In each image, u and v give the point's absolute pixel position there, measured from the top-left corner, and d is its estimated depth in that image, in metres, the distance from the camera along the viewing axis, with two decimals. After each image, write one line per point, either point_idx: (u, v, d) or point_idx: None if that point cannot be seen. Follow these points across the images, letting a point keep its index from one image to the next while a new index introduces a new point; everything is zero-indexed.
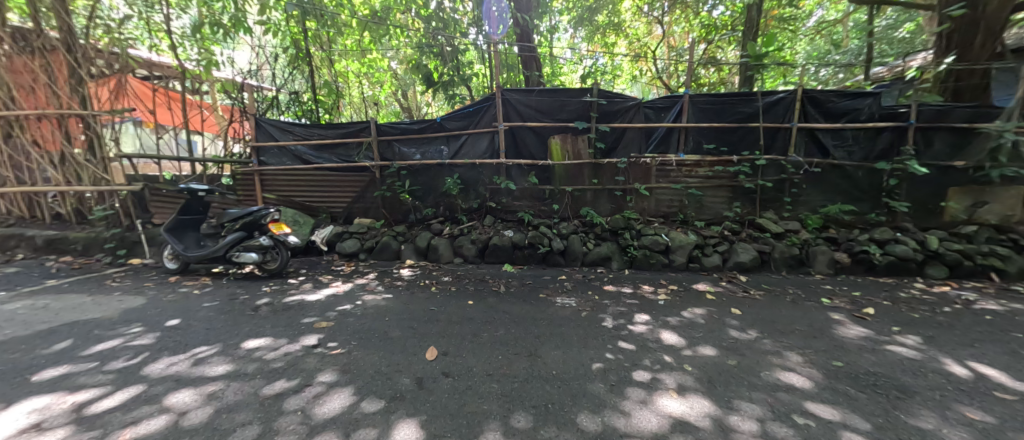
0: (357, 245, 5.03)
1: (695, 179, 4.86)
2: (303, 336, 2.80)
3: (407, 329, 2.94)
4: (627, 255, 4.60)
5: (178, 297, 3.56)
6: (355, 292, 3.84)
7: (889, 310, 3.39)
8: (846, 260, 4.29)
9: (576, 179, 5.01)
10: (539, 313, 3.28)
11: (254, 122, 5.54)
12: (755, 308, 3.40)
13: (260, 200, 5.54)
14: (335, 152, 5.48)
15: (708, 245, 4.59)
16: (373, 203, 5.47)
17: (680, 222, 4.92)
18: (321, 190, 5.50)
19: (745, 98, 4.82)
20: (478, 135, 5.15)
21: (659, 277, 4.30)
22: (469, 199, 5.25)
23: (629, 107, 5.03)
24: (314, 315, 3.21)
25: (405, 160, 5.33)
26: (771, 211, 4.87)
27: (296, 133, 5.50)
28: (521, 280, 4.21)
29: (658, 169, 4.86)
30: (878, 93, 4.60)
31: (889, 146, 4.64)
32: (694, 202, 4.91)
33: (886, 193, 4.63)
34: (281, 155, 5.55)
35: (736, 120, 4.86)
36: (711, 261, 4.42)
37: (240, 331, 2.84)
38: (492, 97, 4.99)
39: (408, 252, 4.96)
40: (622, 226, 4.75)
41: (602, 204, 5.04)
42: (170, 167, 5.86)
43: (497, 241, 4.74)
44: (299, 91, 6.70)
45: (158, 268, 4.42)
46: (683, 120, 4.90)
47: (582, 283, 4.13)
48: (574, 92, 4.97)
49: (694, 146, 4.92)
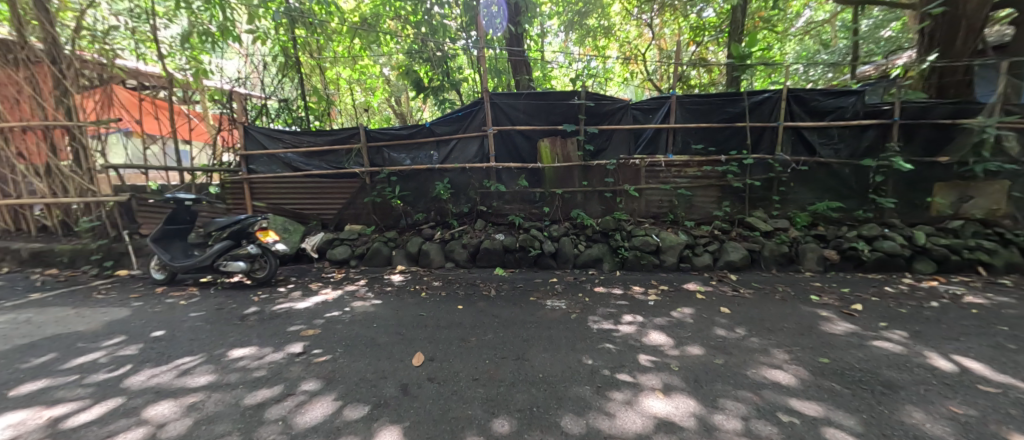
0: (348, 251, 5.02)
1: (685, 179, 4.87)
2: (289, 344, 2.76)
3: (395, 335, 2.91)
4: (618, 256, 4.61)
5: (164, 308, 3.52)
6: (344, 299, 3.81)
7: (877, 305, 3.41)
8: (835, 257, 4.32)
9: (566, 182, 5.02)
10: (529, 316, 3.26)
11: (243, 130, 5.52)
12: (745, 306, 3.40)
13: (250, 209, 5.50)
14: (324, 159, 5.47)
15: (698, 244, 4.61)
16: (364, 209, 5.46)
17: (671, 223, 4.92)
18: (311, 198, 5.50)
19: (731, 98, 4.80)
20: (467, 140, 5.15)
21: (650, 278, 4.30)
22: (460, 203, 5.23)
23: (617, 109, 5.00)
24: (301, 323, 3.17)
25: (395, 165, 5.32)
26: (760, 210, 4.87)
27: (286, 140, 5.49)
28: (512, 284, 4.20)
29: (647, 170, 4.89)
30: (863, 91, 4.62)
31: (875, 143, 4.68)
32: (684, 202, 4.91)
33: (873, 189, 4.66)
34: (270, 163, 5.53)
35: (723, 121, 4.86)
36: (701, 261, 4.45)
37: (224, 341, 2.80)
38: (480, 101, 4.99)
39: (399, 257, 4.96)
40: (612, 227, 4.76)
41: (592, 206, 5.04)
42: (156, 177, 5.77)
43: (488, 245, 4.74)
44: (289, 98, 6.66)
45: (145, 279, 4.37)
46: (671, 120, 4.89)
47: (573, 285, 4.12)
48: (563, 95, 4.96)
49: (682, 146, 4.92)
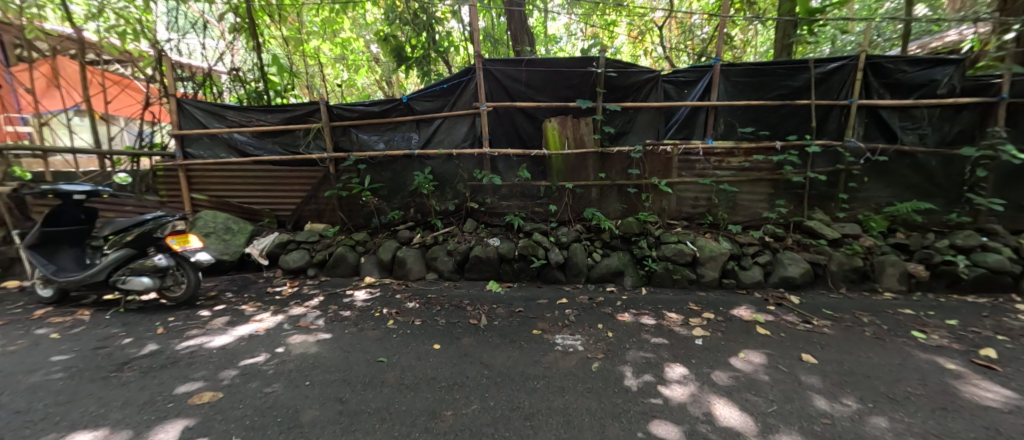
0: (305, 258, 4.02)
1: (728, 171, 3.84)
2: (157, 425, 1.74)
3: (330, 404, 1.91)
4: (643, 269, 3.65)
5: (22, 345, 2.51)
6: (281, 330, 2.81)
7: (1018, 350, 2.43)
8: (923, 274, 3.36)
9: (578, 173, 3.99)
10: (530, 367, 2.27)
11: (175, 104, 4.45)
12: (836, 352, 2.41)
13: (188, 204, 4.50)
14: (278, 142, 4.44)
15: (746, 255, 3.63)
16: (328, 205, 4.44)
17: (709, 226, 3.91)
18: (263, 191, 4.49)
19: (792, 68, 3.75)
20: (455, 119, 4.13)
21: (685, 299, 3.34)
22: (445, 199, 4.19)
23: (645, 81, 3.94)
24: (201, 378, 2.16)
25: (364, 150, 4.30)
26: (821, 211, 3.86)
27: (230, 118, 4.43)
28: (509, 308, 3.21)
29: (680, 160, 3.85)
30: (964, 59, 3.57)
31: (971, 128, 3.66)
32: (727, 200, 3.86)
33: (969, 187, 3.64)
34: (212, 146, 4.49)
35: (778, 97, 3.82)
36: (749, 277, 3.52)
37: (57, 420, 1.77)
38: (471, 69, 3.94)
39: (369, 266, 4.00)
40: (636, 232, 3.76)
41: (610, 204, 4.00)
42: (60, 162, 4.62)
43: (480, 253, 3.77)
44: (241, 68, 5.49)
45: (30, 297, 3.34)
46: (712, 97, 3.85)
47: (588, 310, 3.15)
48: (576, 61, 3.88)
49: (724, 130, 3.92)
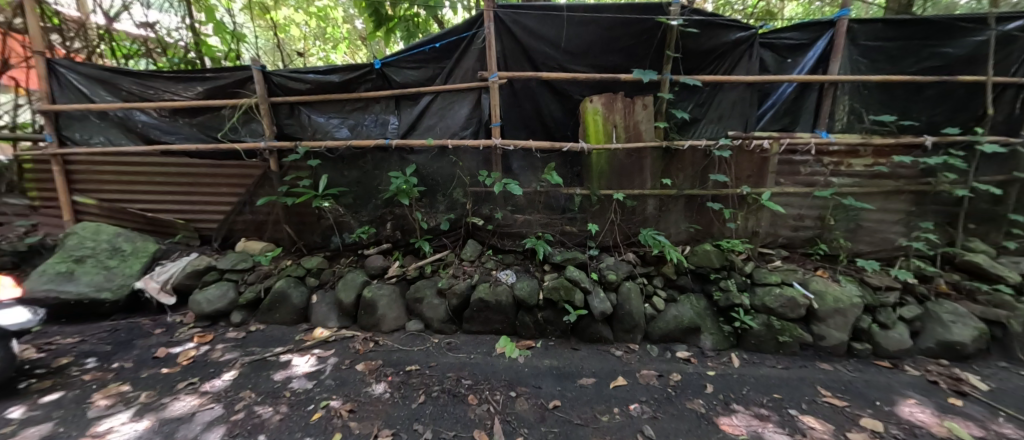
0: (227, 298, 2.73)
1: (849, 178, 2.63)
2: None
3: None
4: (730, 323, 2.45)
5: None
6: None
7: None
8: None
9: (630, 177, 2.74)
10: None
11: (43, 66, 3.06)
12: None
13: (70, 212, 3.19)
14: (198, 125, 3.11)
15: (885, 305, 2.43)
16: (270, 216, 3.14)
17: (817, 259, 2.71)
18: (178, 194, 3.18)
19: (957, 26, 2.50)
20: (452, 96, 2.85)
21: (808, 381, 2.13)
22: (436, 212, 2.92)
23: (733, 44, 2.69)
24: None
25: (321, 139, 3.00)
26: (979, 240, 2.68)
27: (127, 88, 3.08)
28: (535, 398, 1.97)
29: (781, 160, 2.63)
30: None
31: None
32: (846, 221, 2.67)
33: None
34: (103, 129, 3.14)
35: (927, 71, 2.60)
36: (895, 341, 2.32)
37: None
38: (476, 21, 2.65)
39: (323, 308, 2.73)
40: (717, 267, 2.55)
41: (675, 223, 2.78)
42: None
43: (486, 296, 2.54)
44: (160, 22, 4.12)
45: None
46: (831, 69, 2.63)
47: (666, 406, 1.92)
48: (634, 9, 2.60)
49: (843, 119, 2.71)
